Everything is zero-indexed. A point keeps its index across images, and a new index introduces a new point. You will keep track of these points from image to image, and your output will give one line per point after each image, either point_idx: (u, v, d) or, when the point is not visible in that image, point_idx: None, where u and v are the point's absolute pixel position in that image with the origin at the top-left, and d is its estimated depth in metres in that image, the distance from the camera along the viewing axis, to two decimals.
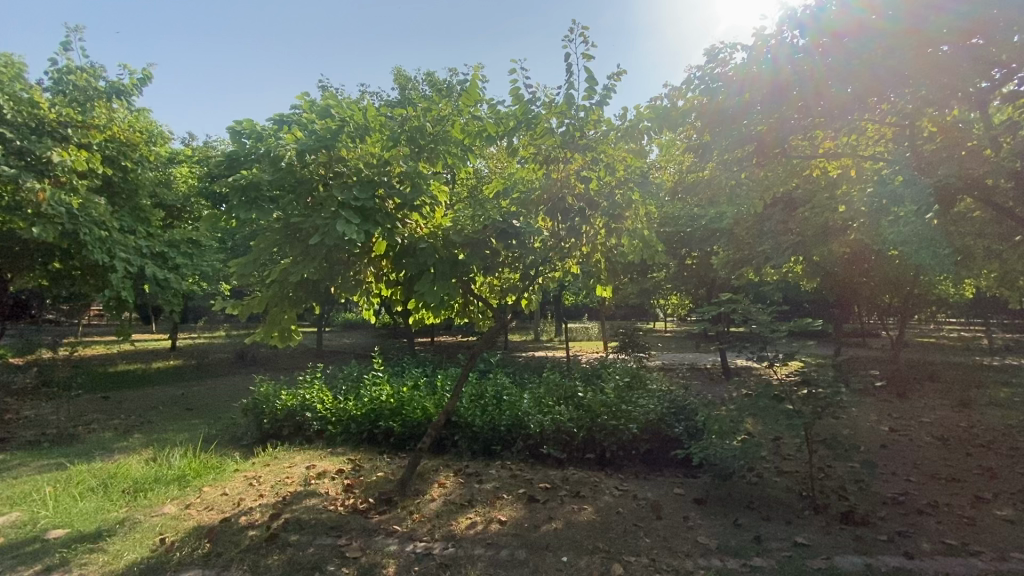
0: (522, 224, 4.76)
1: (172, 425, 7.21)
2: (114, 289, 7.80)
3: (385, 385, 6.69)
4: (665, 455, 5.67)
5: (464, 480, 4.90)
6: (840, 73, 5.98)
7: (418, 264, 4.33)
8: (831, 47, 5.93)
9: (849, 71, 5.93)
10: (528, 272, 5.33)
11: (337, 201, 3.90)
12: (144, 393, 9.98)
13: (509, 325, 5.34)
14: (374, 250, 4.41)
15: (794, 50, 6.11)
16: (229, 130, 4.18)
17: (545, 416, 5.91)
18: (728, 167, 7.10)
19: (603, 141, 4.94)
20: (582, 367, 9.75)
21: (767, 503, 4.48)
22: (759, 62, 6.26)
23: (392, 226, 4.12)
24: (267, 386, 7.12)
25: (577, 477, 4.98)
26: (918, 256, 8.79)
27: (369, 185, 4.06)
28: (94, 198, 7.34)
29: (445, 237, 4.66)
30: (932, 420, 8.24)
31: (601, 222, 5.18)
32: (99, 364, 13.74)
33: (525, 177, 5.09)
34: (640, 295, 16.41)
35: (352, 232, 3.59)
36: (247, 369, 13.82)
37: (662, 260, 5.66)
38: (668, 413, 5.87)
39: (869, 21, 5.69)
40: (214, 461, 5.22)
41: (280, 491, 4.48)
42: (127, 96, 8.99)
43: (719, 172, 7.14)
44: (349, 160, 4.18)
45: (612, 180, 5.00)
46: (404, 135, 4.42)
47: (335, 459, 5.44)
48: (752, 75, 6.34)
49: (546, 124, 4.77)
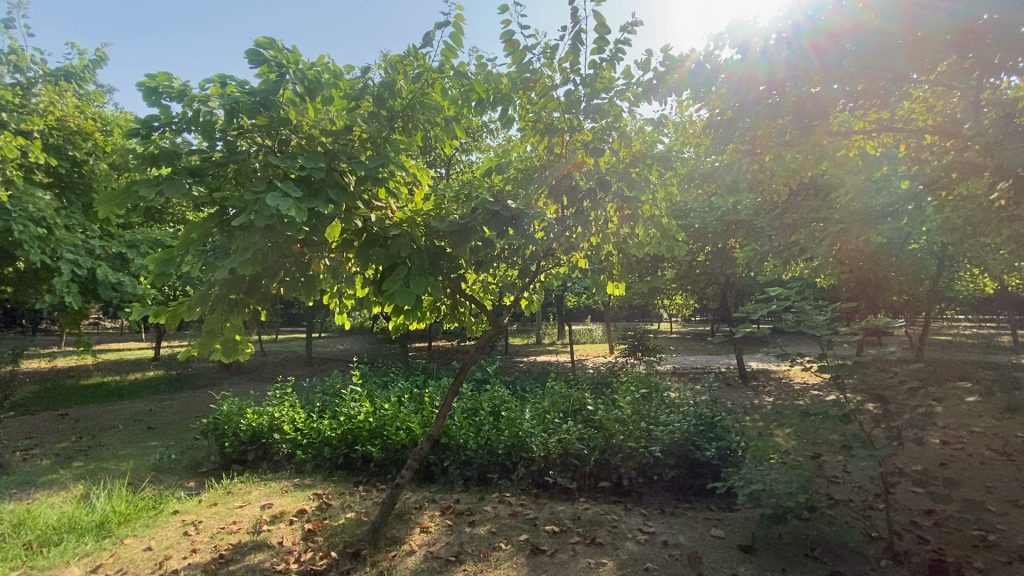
0: (520, 205, 3.84)
1: (123, 449, 6.32)
2: (59, 295, 6.89)
3: (364, 400, 5.79)
4: (693, 482, 4.79)
5: (453, 522, 4.01)
6: (838, 72, 5.32)
7: (389, 258, 3.35)
8: (826, 50, 5.15)
9: (844, 71, 5.29)
10: (529, 268, 4.52)
11: (278, 172, 2.93)
12: (108, 409, 9.06)
13: (507, 330, 4.47)
14: (329, 237, 3.39)
15: (790, 50, 5.20)
16: (140, 87, 3.13)
17: (551, 436, 5.04)
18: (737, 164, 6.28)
19: (617, 106, 3.99)
20: (589, 373, 8.87)
21: (833, 551, 3.62)
22: (754, 62, 5.32)
23: (351, 205, 3.16)
24: (230, 403, 6.21)
25: (591, 516, 4.11)
26: (963, 246, 7.89)
27: (320, 154, 3.09)
28: (32, 191, 6.44)
29: (426, 225, 3.78)
30: (984, 429, 7.33)
31: (613, 208, 4.33)
32: (71, 376, 12.83)
33: (526, 153, 4.40)
34: (647, 295, 15.57)
35: (286, 209, 2.59)
36: (230, 380, 12.94)
37: (684, 251, 4.81)
38: (697, 432, 4.98)
39: (865, 21, 4.92)
40: (149, 500, 4.32)
41: (219, 544, 3.58)
42: (78, 77, 8.17)
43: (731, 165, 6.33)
44: (298, 125, 3.25)
45: (627, 156, 4.24)
46: (369, 93, 3.47)
47: (299, 493, 4.53)
48: (747, 76, 5.42)
49: (546, 82, 3.89)
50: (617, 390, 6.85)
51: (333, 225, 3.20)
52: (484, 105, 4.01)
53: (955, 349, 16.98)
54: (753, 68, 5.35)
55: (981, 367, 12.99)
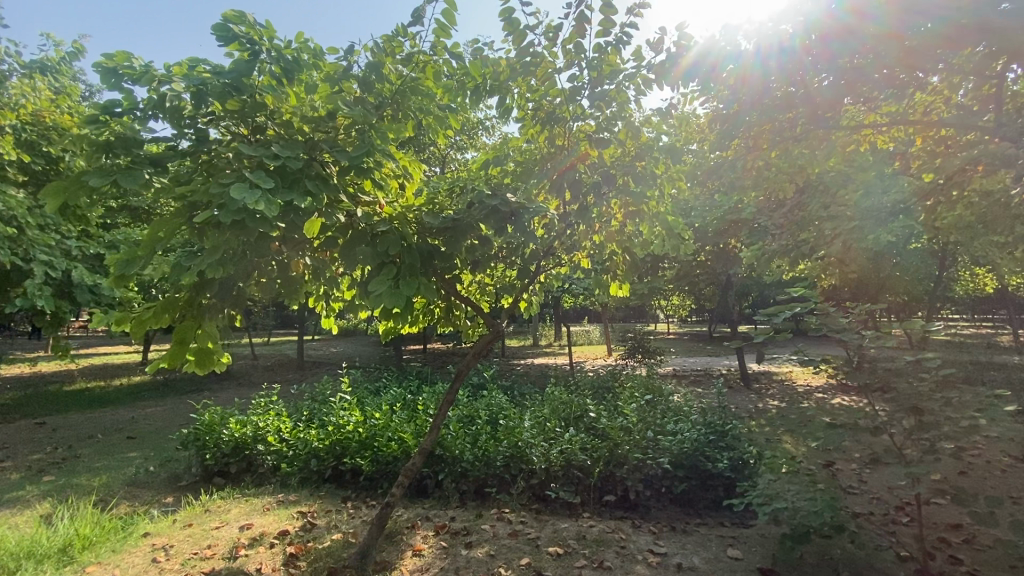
0: (519, 199, 3.57)
1: (99, 462, 5.97)
2: (30, 298, 6.55)
3: (354, 409, 5.49)
4: (704, 496, 4.51)
5: (448, 544, 3.71)
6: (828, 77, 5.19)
7: (376, 256, 3.01)
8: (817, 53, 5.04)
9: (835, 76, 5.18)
10: (530, 268, 4.23)
11: (247, 161, 2.59)
12: (88, 417, 8.69)
13: (507, 334, 4.16)
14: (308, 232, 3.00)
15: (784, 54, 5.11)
16: (95, 68, 2.80)
17: (553, 446, 4.75)
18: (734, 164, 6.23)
19: (624, 93, 3.68)
20: (589, 377, 8.58)
21: (859, 573, 3.35)
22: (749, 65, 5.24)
23: (333, 199, 2.83)
24: (212, 412, 5.88)
25: (597, 535, 3.82)
26: (974, 245, 7.65)
27: (297, 142, 2.77)
28: (2, 189, 6.10)
29: (417, 221, 3.48)
30: None
31: (617, 205, 4.09)
32: (53, 381, 12.42)
33: (527, 145, 4.11)
34: (646, 296, 15.32)
35: (253, 202, 2.26)
36: (219, 385, 12.58)
37: (692, 249, 4.56)
38: (707, 442, 4.70)
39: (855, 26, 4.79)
40: (118, 521, 4.00)
41: (192, 572, 3.27)
42: (54, 71, 7.83)
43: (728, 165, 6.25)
44: (276, 111, 2.95)
45: (634, 149, 3.93)
46: (355, 76, 3.17)
47: (282, 511, 4.21)
48: (742, 78, 5.36)
49: (549, 66, 3.60)
50: (619, 395, 6.58)
51: (313, 220, 2.88)
52: (481, 93, 3.71)
53: (954, 349, 16.90)
54: (747, 71, 5.27)
55: (986, 368, 12.79)
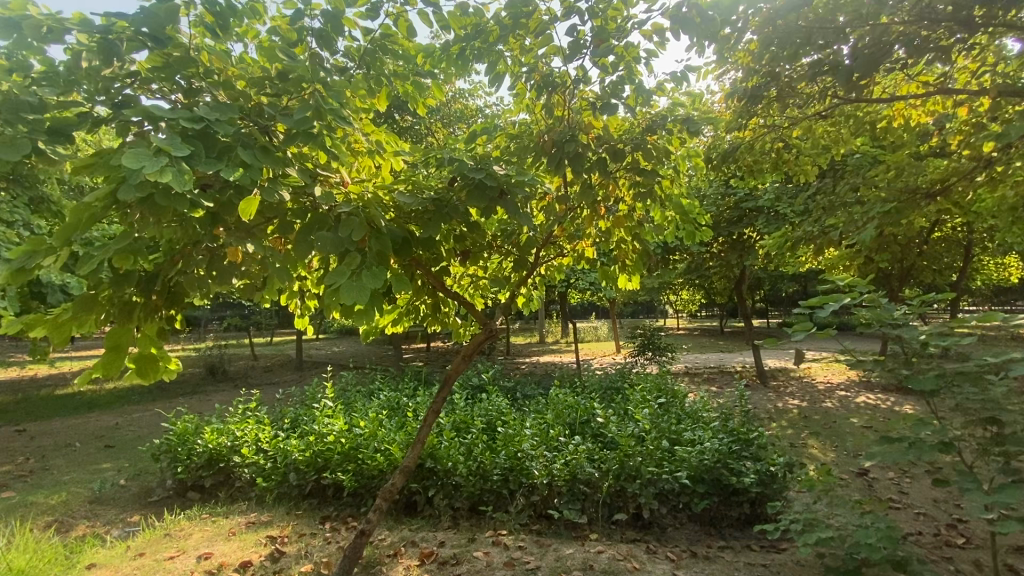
0: (509, 172, 3.05)
1: (66, 476, 5.53)
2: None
3: (338, 416, 4.99)
4: (727, 513, 4.02)
5: None
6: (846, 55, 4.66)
7: (337, 243, 2.47)
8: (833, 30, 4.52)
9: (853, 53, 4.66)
10: (526, 258, 3.72)
11: (159, 123, 2.04)
12: (71, 424, 8.30)
13: (501, 334, 3.64)
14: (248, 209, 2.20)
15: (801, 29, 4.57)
16: None
17: (556, 457, 4.24)
18: (750, 147, 5.72)
19: (634, 49, 3.13)
20: (598, 376, 8.06)
21: None
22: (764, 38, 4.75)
23: (276, 171, 2.30)
24: (185, 421, 5.40)
25: (606, 565, 3.31)
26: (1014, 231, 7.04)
27: (229, 104, 2.24)
28: None
29: (392, 203, 2.96)
30: None
31: (625, 184, 3.58)
32: (44, 384, 12.08)
33: (522, 117, 3.59)
34: (657, 290, 14.78)
35: (152, 171, 1.72)
36: (214, 388, 12.19)
37: (711, 235, 4.02)
38: (731, 453, 4.17)
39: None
40: (62, 550, 3.54)
41: None
42: None
43: (744, 148, 5.73)
44: (210, 68, 2.44)
45: (643, 119, 3.39)
46: (308, 27, 2.64)
47: (249, 537, 3.73)
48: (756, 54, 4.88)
49: (542, 16, 3.02)
50: (631, 397, 6.06)
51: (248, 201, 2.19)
52: (465, 54, 3.18)
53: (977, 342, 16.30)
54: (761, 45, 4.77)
55: None
